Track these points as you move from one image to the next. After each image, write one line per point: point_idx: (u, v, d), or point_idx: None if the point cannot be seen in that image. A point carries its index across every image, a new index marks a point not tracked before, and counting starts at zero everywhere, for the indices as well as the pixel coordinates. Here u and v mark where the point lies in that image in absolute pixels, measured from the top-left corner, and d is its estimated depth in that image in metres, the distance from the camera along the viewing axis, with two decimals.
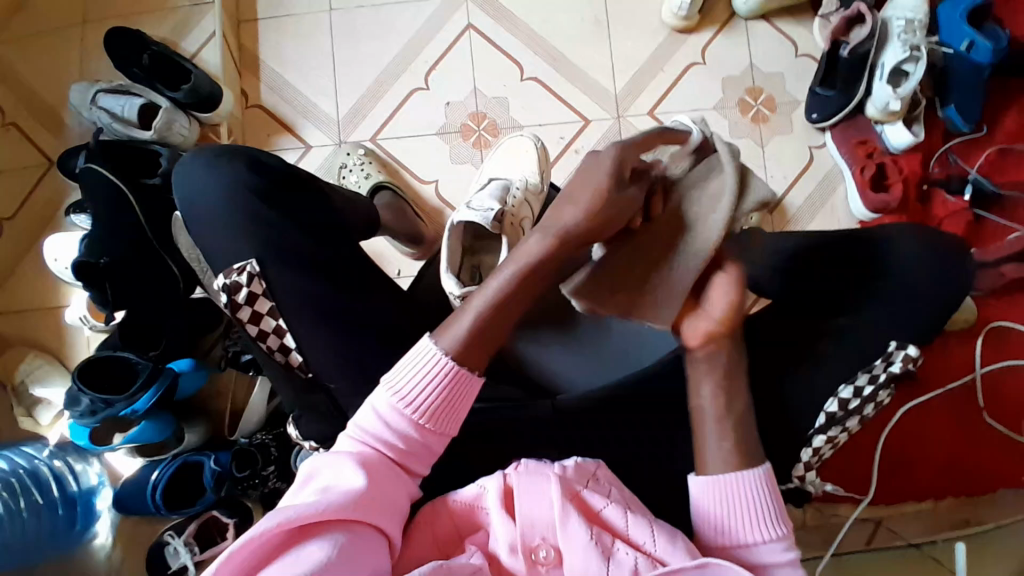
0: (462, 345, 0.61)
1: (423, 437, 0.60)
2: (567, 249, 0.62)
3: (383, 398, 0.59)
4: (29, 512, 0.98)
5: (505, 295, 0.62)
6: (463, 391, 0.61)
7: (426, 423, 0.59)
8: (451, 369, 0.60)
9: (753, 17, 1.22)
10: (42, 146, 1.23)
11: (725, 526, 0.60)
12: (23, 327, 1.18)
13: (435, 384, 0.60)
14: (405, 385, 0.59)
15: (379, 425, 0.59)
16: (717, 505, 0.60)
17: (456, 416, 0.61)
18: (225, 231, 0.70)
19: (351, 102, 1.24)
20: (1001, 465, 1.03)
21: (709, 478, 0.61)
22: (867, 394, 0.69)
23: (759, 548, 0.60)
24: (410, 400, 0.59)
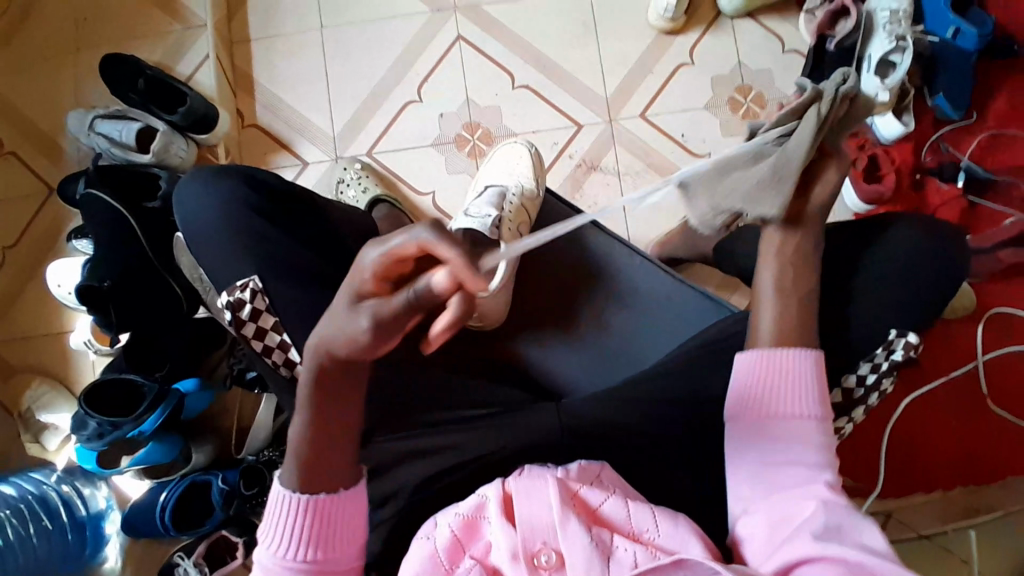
0: (300, 478, 0.59)
1: (319, 569, 0.58)
2: (341, 369, 0.55)
3: (262, 549, 0.59)
4: (39, 537, 1.00)
5: (311, 426, 0.58)
6: (331, 514, 0.59)
7: (315, 551, 0.58)
8: (301, 504, 0.58)
9: (739, 16, 1.23)
10: (41, 174, 1.24)
11: (772, 394, 0.64)
12: (27, 355, 1.19)
13: (296, 520, 0.58)
14: (270, 532, 0.59)
15: (271, 573, 0.58)
16: (767, 371, 0.65)
17: (340, 531, 0.59)
18: (229, 251, 0.71)
19: (345, 117, 1.25)
20: (1006, 451, 1.05)
21: (763, 353, 0.66)
22: (870, 383, 0.70)
23: (798, 423, 0.63)
24: (284, 543, 0.58)
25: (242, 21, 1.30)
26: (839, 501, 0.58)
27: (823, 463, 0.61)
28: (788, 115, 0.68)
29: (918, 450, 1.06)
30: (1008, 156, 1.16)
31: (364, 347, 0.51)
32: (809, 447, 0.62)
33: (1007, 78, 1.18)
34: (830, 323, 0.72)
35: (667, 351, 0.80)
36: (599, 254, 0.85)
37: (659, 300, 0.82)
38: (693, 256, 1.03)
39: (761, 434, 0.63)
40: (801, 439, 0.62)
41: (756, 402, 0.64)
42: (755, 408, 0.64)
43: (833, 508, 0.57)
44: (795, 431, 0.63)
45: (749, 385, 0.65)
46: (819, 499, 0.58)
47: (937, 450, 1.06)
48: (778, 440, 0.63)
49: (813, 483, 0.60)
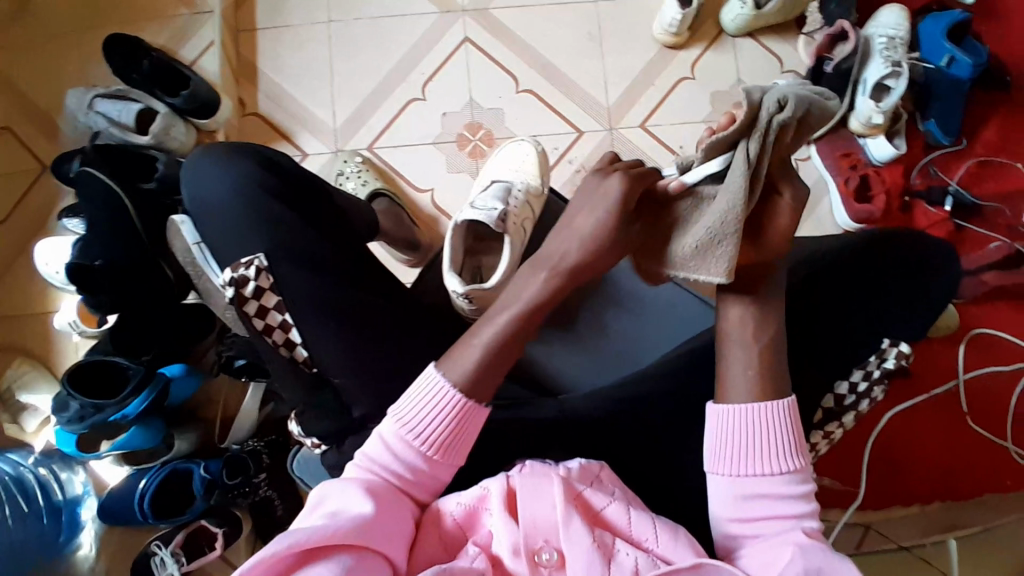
0: (470, 378, 0.61)
1: (426, 472, 0.60)
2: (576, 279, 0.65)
3: (388, 428, 0.60)
4: (14, 520, 0.95)
5: (514, 328, 0.63)
6: (468, 423, 0.61)
7: (434, 454, 0.60)
8: (458, 401, 0.60)
9: (741, 34, 1.26)
10: (35, 151, 1.22)
11: (740, 453, 0.60)
12: (9, 333, 1.16)
13: (442, 415, 0.60)
14: (411, 414, 0.60)
15: (387, 457, 0.59)
16: (732, 432, 0.60)
17: (462, 447, 0.61)
18: (240, 231, 0.71)
19: (348, 111, 1.26)
20: (983, 470, 1.08)
21: (733, 407, 0.61)
22: (861, 390, 0.70)
23: (772, 479, 0.59)
24: (416, 431, 0.59)
25: (249, 10, 1.30)
26: (817, 547, 0.56)
27: (800, 511, 0.59)
28: (714, 151, 0.58)
29: (898, 463, 1.09)
30: (996, 182, 1.19)
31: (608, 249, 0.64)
32: (784, 497, 0.59)
33: (996, 107, 1.22)
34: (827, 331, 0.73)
35: (655, 355, 0.82)
36: None
37: (663, 305, 0.84)
38: None
39: (731, 494, 0.60)
40: (777, 495, 0.59)
41: (726, 461, 0.61)
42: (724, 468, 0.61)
43: (810, 550, 0.55)
44: (768, 487, 0.59)
45: (716, 443, 0.61)
46: (797, 545, 0.56)
47: (913, 466, 1.09)
48: (750, 496, 0.59)
49: (791, 531, 0.58)
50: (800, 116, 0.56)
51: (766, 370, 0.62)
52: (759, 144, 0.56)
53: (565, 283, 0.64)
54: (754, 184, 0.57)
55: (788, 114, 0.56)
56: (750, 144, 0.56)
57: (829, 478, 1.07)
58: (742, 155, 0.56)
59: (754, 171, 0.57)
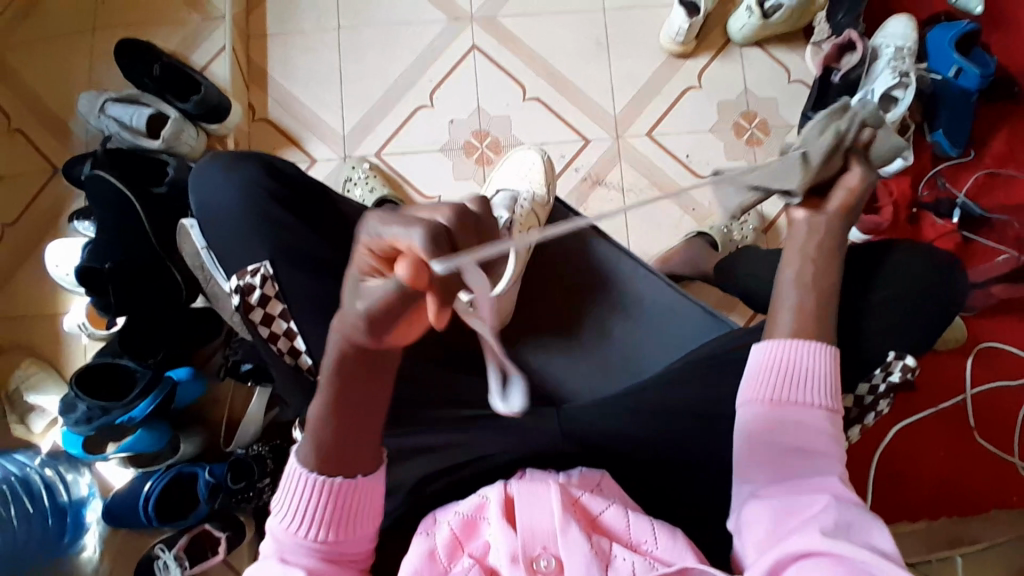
0: (320, 451, 0.57)
1: (333, 548, 0.58)
2: (372, 356, 0.53)
3: (276, 517, 0.58)
4: (19, 520, 0.97)
5: (333, 408, 0.55)
6: (348, 499, 0.58)
7: (330, 531, 0.57)
8: (321, 483, 0.57)
9: (748, 44, 1.26)
10: (46, 153, 1.24)
11: (787, 387, 0.63)
12: (18, 335, 1.18)
13: (312, 499, 0.57)
14: (285, 504, 0.58)
15: (281, 547, 0.57)
16: (783, 366, 0.63)
17: (360, 516, 0.58)
18: (241, 238, 0.72)
19: (356, 116, 1.27)
20: (989, 485, 1.08)
21: (778, 347, 0.64)
22: (867, 401, 0.76)
23: (812, 418, 0.62)
24: (298, 516, 0.57)
25: (260, 17, 1.31)
26: (850, 500, 0.58)
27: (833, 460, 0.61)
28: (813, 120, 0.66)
29: (906, 476, 1.09)
30: (1005, 194, 1.19)
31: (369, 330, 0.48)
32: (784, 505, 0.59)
33: (1005, 117, 1.21)
34: None
35: (653, 370, 0.81)
36: (608, 265, 0.87)
37: (662, 313, 0.83)
38: (692, 274, 1.06)
39: (768, 432, 0.62)
40: (814, 436, 0.62)
41: (775, 395, 0.63)
42: (767, 401, 0.63)
43: (845, 503, 0.58)
44: (808, 429, 0.62)
45: (761, 378, 0.64)
46: (832, 495, 0.59)
47: (921, 481, 1.08)
48: (789, 434, 0.62)
49: (825, 478, 0.60)
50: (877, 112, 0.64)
51: None
52: (846, 121, 0.63)
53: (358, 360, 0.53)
54: (834, 153, 0.63)
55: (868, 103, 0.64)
56: (841, 122, 0.63)
57: None
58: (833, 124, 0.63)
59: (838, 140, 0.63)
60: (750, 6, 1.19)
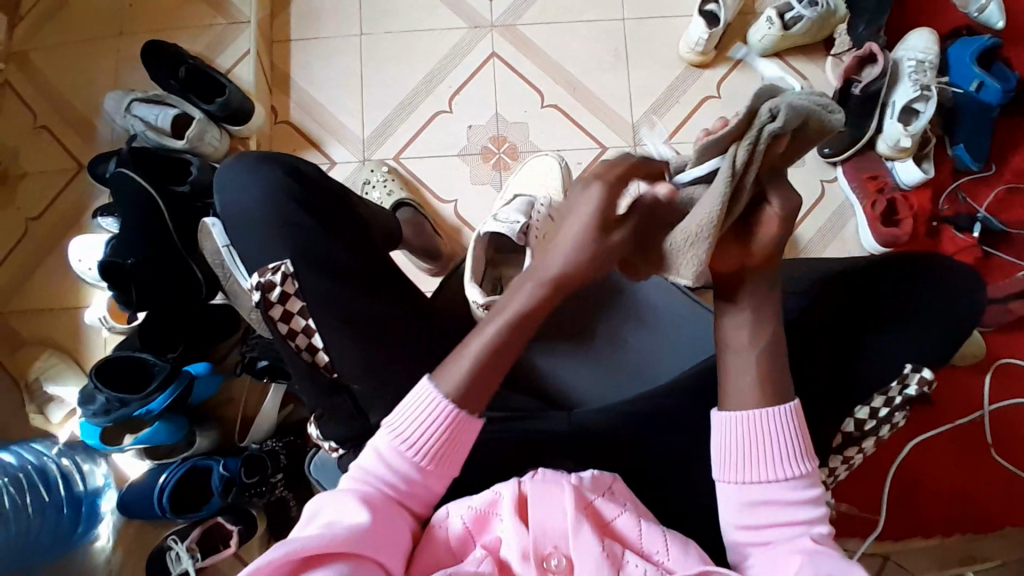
0: (461, 391, 0.60)
1: (420, 481, 0.61)
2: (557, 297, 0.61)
3: (382, 441, 0.61)
4: (33, 510, 0.99)
5: (503, 338, 0.61)
6: (461, 436, 0.61)
7: (428, 465, 0.60)
8: (451, 412, 0.60)
9: (767, 55, 1.27)
10: (73, 151, 1.27)
11: (746, 458, 0.61)
12: (42, 326, 1.20)
13: (433, 429, 0.60)
14: (401, 427, 0.61)
15: (378, 471, 0.60)
16: (740, 437, 0.61)
17: (456, 458, 0.61)
18: (263, 236, 0.73)
19: (376, 121, 1.28)
20: (1007, 504, 1.06)
21: (733, 416, 0.62)
22: (883, 415, 0.69)
23: (778, 485, 0.60)
24: (411, 442, 0.60)
25: (284, 22, 1.33)
26: (826, 553, 0.56)
27: (811, 517, 0.60)
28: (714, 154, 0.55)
29: (919, 491, 1.07)
30: None
31: (595, 266, 0.58)
32: (795, 506, 0.60)
33: None
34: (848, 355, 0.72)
35: (665, 378, 0.80)
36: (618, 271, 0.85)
37: (674, 321, 0.84)
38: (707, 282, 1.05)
39: (737, 500, 0.61)
40: (786, 500, 0.60)
41: (736, 466, 0.61)
42: (729, 473, 0.62)
43: (819, 556, 0.56)
44: (776, 494, 0.60)
45: (720, 451, 0.62)
46: (806, 553, 0.57)
47: (935, 497, 1.07)
48: (759, 501, 0.60)
49: (798, 538, 0.58)
50: (795, 126, 0.51)
51: (776, 387, 0.62)
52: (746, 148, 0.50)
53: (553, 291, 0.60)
54: (737, 195, 0.52)
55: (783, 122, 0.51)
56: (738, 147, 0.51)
57: (847, 504, 1.06)
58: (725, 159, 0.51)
59: (737, 182, 0.52)
60: (771, 17, 1.20)
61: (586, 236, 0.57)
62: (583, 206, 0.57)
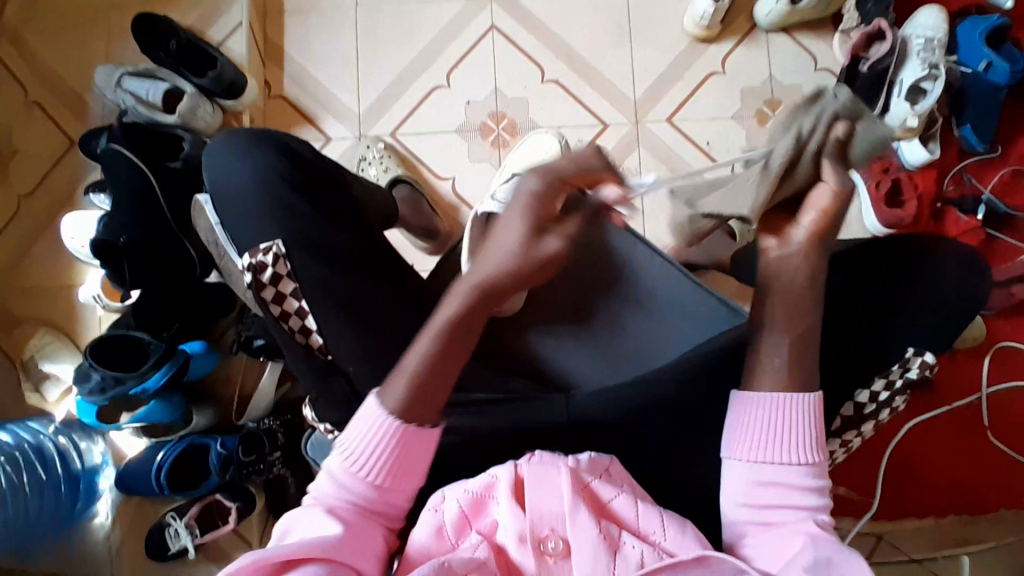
0: (404, 402, 0.60)
1: (380, 497, 0.60)
2: (489, 307, 0.61)
3: (333, 464, 0.61)
4: (32, 488, 1.01)
5: (440, 349, 0.60)
6: (413, 449, 0.60)
7: (382, 480, 0.60)
8: (394, 429, 0.60)
9: (774, 30, 1.23)
10: (64, 126, 1.24)
11: (763, 441, 0.61)
12: (36, 305, 1.19)
13: (382, 444, 0.60)
14: (348, 447, 0.60)
15: (335, 493, 0.60)
16: (757, 420, 0.61)
17: (411, 470, 0.61)
18: (256, 215, 0.72)
19: (372, 97, 1.25)
20: (1004, 487, 1.06)
21: (757, 396, 0.62)
22: (883, 400, 0.70)
23: (790, 471, 0.61)
24: (360, 461, 0.60)
25: None
26: (830, 538, 0.57)
27: (816, 506, 0.60)
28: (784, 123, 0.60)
29: (915, 473, 1.07)
30: None
31: (527, 273, 0.58)
32: (801, 490, 0.60)
33: None
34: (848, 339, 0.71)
35: (668, 359, 0.80)
36: (624, 256, 0.84)
37: (676, 303, 0.82)
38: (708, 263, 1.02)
39: (747, 479, 0.61)
40: (794, 486, 0.60)
41: (749, 449, 0.61)
42: (743, 451, 0.62)
43: (822, 539, 0.57)
44: (785, 481, 0.60)
45: (738, 429, 0.62)
46: (809, 536, 0.58)
47: (931, 480, 1.07)
48: (767, 484, 0.60)
49: (803, 521, 0.59)
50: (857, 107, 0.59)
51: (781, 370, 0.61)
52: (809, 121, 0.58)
53: (490, 296, 0.60)
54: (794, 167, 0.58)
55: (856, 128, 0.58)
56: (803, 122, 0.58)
57: (844, 488, 1.06)
58: (794, 126, 0.59)
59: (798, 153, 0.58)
60: None
61: (517, 240, 0.58)
62: (521, 207, 0.59)
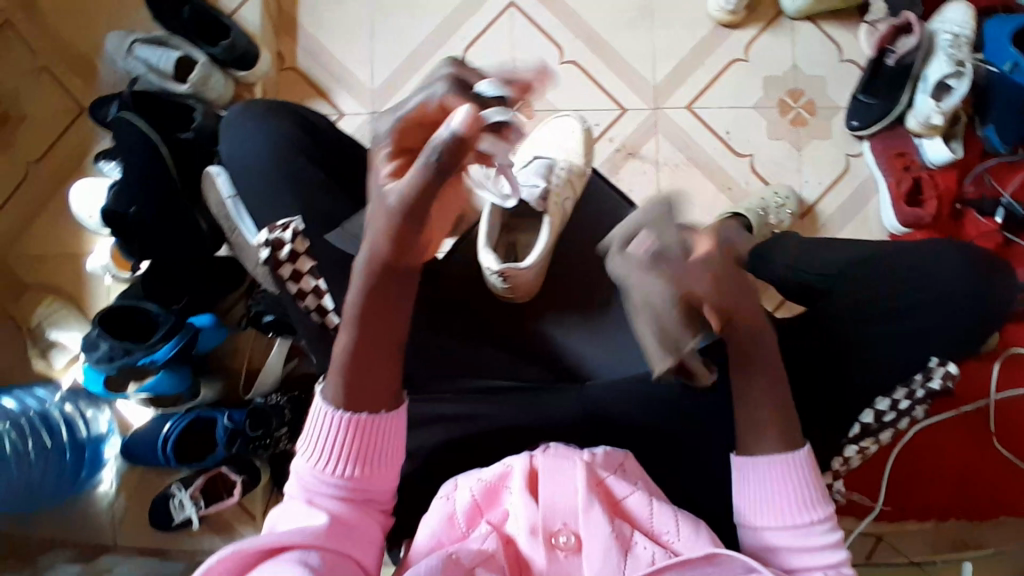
0: (342, 395, 0.58)
1: (356, 488, 0.58)
2: (394, 275, 0.57)
3: (300, 466, 0.59)
4: (37, 454, 1.04)
5: (360, 336, 0.58)
6: (375, 433, 0.58)
7: (354, 470, 0.58)
8: (344, 419, 0.58)
9: (800, 18, 1.20)
10: (73, 92, 1.22)
11: (764, 504, 0.61)
12: (44, 272, 1.18)
13: (339, 433, 0.58)
14: (311, 442, 0.59)
15: (309, 488, 0.58)
16: (752, 482, 0.61)
17: (379, 455, 0.58)
18: (272, 191, 0.71)
19: (387, 73, 1.23)
20: (1010, 494, 1.04)
21: (748, 462, 0.62)
22: (903, 408, 0.71)
23: (798, 530, 0.60)
24: (324, 455, 0.58)
25: None
26: None
27: (832, 561, 0.59)
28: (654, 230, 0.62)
29: (922, 478, 1.05)
30: None
31: (398, 226, 0.54)
32: (812, 547, 0.60)
33: None
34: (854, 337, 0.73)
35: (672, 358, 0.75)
36: None
37: None
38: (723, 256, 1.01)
39: (756, 542, 0.61)
40: (805, 545, 0.60)
41: (751, 513, 0.61)
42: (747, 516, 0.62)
43: None
44: (794, 542, 0.60)
45: (739, 493, 0.63)
46: None
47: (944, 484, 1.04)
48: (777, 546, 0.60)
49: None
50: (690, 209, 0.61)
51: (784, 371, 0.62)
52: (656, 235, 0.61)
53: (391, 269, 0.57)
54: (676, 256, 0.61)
55: (640, 236, 0.61)
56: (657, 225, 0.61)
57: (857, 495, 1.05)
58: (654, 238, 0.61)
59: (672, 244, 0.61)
60: None
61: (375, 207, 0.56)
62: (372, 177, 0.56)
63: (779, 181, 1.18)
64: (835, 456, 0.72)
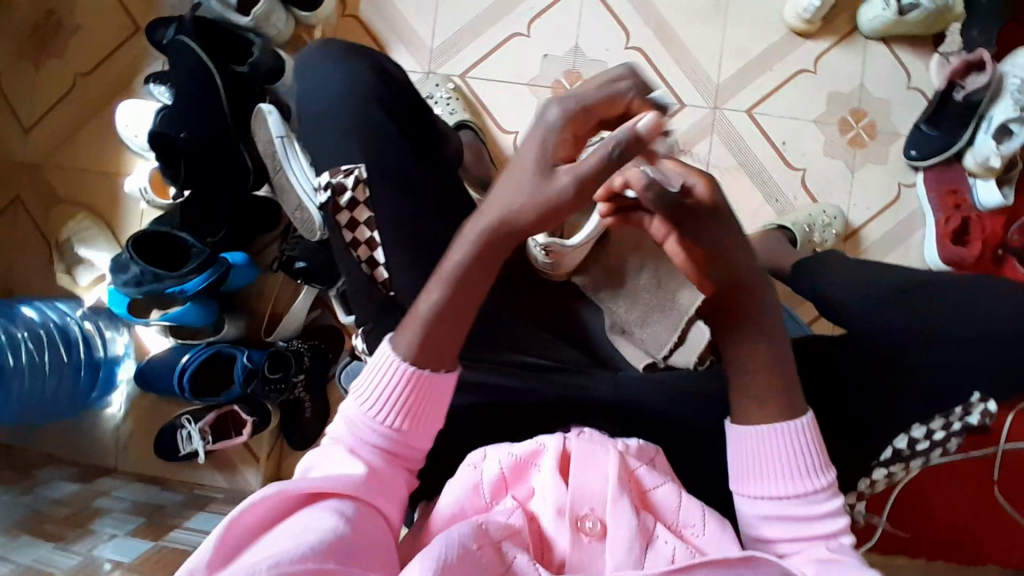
0: (418, 350, 0.58)
1: (398, 442, 0.58)
2: (506, 245, 0.56)
3: (349, 408, 0.59)
4: (53, 369, 1.02)
5: (454, 298, 0.58)
6: (427, 393, 0.58)
7: (403, 423, 0.58)
8: (407, 374, 0.58)
9: (875, 38, 1.17)
10: (131, 9, 1.20)
11: (762, 474, 0.59)
12: (81, 187, 1.18)
13: (395, 387, 0.58)
14: (365, 389, 0.59)
15: (353, 436, 0.58)
16: (753, 449, 0.59)
17: (431, 413, 0.59)
18: (338, 134, 0.69)
19: (447, 34, 1.21)
20: (997, 541, 1.06)
21: (744, 432, 0.60)
22: (937, 438, 0.72)
23: (800, 501, 0.58)
24: (376, 403, 0.58)
25: None
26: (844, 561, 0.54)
27: (833, 530, 0.58)
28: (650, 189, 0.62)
29: (920, 513, 1.07)
30: None
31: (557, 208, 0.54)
32: (813, 517, 0.58)
33: None
34: (897, 367, 0.72)
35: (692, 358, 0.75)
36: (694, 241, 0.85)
37: None
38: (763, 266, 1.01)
39: (755, 514, 0.59)
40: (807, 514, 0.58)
41: (750, 480, 0.59)
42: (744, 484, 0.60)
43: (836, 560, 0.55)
44: (794, 510, 0.58)
45: (738, 464, 0.60)
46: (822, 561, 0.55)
47: (939, 521, 1.07)
48: (776, 516, 0.58)
49: (816, 546, 0.57)
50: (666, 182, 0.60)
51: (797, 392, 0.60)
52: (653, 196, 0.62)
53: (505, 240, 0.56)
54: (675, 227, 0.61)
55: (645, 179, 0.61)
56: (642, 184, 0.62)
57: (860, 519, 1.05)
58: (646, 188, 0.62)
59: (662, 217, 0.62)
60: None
61: (533, 177, 0.53)
62: (537, 143, 0.54)
63: (827, 200, 1.17)
64: (862, 476, 0.73)
